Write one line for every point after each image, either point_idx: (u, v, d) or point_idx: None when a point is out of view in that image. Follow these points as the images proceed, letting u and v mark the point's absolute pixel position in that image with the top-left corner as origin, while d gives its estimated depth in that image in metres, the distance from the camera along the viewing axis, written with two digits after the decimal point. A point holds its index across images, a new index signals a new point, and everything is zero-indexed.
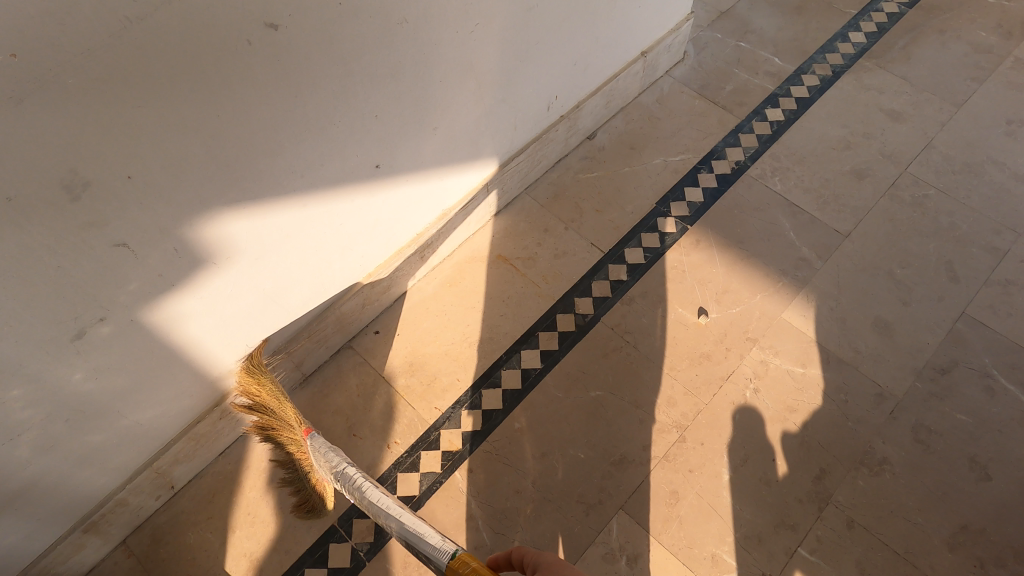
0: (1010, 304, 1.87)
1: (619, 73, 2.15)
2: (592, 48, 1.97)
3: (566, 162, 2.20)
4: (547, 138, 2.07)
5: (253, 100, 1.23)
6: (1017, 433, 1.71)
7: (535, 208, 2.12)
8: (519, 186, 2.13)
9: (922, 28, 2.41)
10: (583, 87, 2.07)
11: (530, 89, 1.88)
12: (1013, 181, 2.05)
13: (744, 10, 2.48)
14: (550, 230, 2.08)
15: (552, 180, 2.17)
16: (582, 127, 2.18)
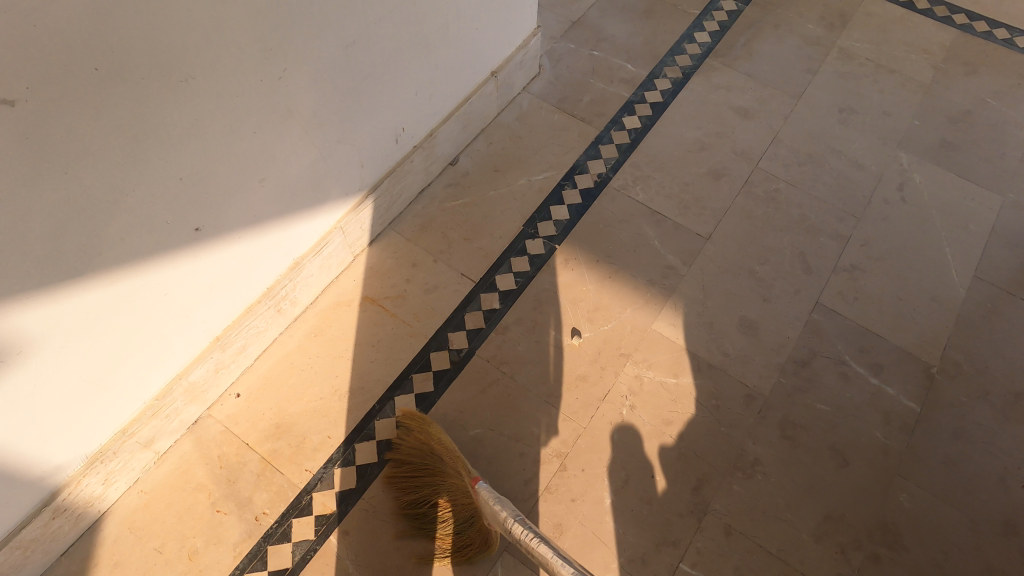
0: (858, 288, 1.96)
1: (472, 94, 2.11)
2: (436, 74, 1.91)
3: (430, 191, 2.14)
4: (404, 169, 2.00)
5: (13, 182, 1.08)
6: (873, 415, 1.78)
7: (401, 242, 2.05)
8: (382, 221, 2.05)
9: (760, 23, 2.58)
10: (434, 112, 2.00)
11: (374, 120, 1.78)
12: (850, 167, 2.20)
13: (595, 18, 2.55)
14: (418, 264, 2.02)
15: (417, 212, 2.11)
16: (442, 153, 2.12)
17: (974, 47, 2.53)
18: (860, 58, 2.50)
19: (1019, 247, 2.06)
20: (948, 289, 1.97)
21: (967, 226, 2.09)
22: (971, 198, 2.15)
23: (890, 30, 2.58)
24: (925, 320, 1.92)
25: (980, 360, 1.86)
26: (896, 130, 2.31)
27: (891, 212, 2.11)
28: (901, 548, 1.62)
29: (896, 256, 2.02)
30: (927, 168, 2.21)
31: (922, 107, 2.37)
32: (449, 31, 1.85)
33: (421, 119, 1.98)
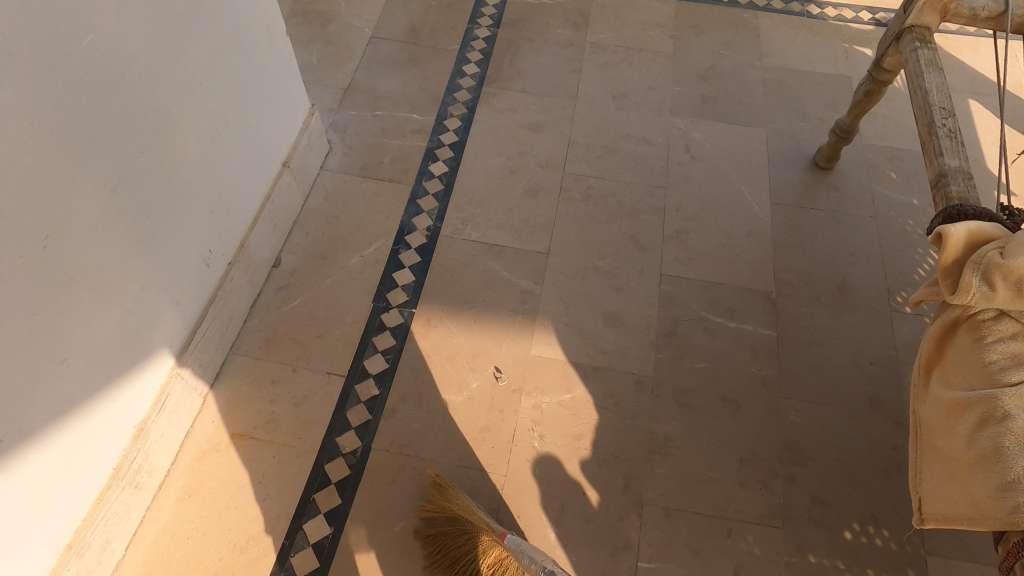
0: (689, 248, 2.12)
1: (271, 190, 2.01)
2: (227, 184, 1.79)
3: (263, 301, 2.01)
4: (226, 290, 1.85)
5: None
6: (743, 354, 1.93)
7: (250, 364, 1.90)
8: (222, 349, 1.88)
9: (516, 42, 2.74)
10: (237, 221, 1.87)
11: (177, 251, 1.63)
12: (641, 145, 2.39)
13: (364, 80, 2.55)
14: (278, 380, 1.88)
15: (257, 327, 1.97)
16: (261, 259, 2.00)
17: (695, 12, 2.87)
18: (611, 47, 2.73)
19: (793, 165, 2.34)
20: (757, 221, 2.19)
21: (750, 163, 2.34)
22: (743, 137, 2.42)
23: (625, 16, 2.85)
24: (750, 254, 2.11)
25: (804, 271, 2.08)
26: (664, 101, 2.55)
27: (689, 172, 2.31)
28: (808, 460, 1.77)
29: (708, 208, 2.22)
30: (701, 125, 2.46)
31: (675, 75, 2.64)
32: (227, 136, 1.74)
33: (227, 234, 1.85)
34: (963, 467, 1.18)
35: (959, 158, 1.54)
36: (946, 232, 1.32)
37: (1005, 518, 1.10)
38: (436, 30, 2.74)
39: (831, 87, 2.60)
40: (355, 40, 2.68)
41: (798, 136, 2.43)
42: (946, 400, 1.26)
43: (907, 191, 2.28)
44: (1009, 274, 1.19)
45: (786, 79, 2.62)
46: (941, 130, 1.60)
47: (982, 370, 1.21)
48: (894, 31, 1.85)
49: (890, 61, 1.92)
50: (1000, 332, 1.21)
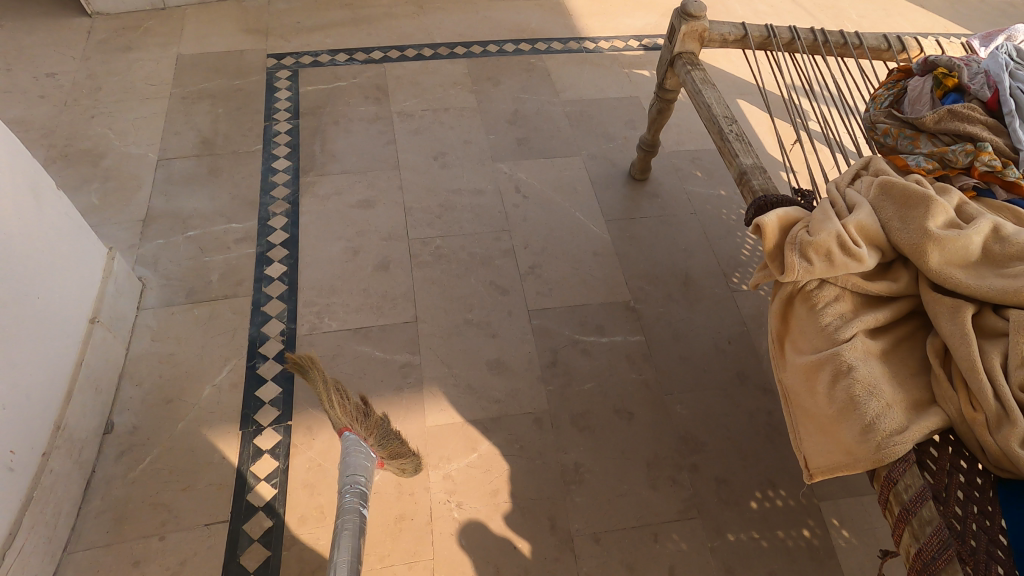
0: (546, 281, 2.21)
1: (82, 356, 1.79)
2: (20, 371, 1.56)
3: (100, 478, 1.77)
4: (45, 484, 1.60)
5: None
6: (621, 364, 2.02)
7: (101, 552, 1.66)
8: (55, 548, 1.62)
9: (322, 127, 2.73)
10: (44, 405, 1.63)
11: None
12: (473, 196, 2.47)
13: (164, 204, 2.40)
14: (142, 557, 1.65)
15: (100, 508, 1.72)
16: (86, 432, 1.76)
17: (486, 65, 3.04)
18: (418, 112, 2.82)
19: (614, 183, 2.54)
20: (597, 240, 2.33)
21: (576, 189, 2.50)
22: (563, 168, 2.59)
23: (422, 82, 2.96)
24: (601, 272, 2.24)
25: (653, 275, 2.24)
26: (483, 151, 2.66)
27: (526, 211, 2.42)
28: (704, 446, 1.88)
29: (552, 240, 2.33)
30: (524, 165, 2.59)
31: (486, 126, 2.77)
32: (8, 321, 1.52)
33: (37, 419, 1.61)
34: (831, 422, 1.34)
35: (751, 157, 1.82)
36: (764, 221, 1.50)
37: (875, 457, 1.25)
38: (232, 136, 2.66)
39: (623, 107, 2.87)
40: (140, 168, 2.52)
41: (610, 156, 2.64)
42: (801, 365, 1.44)
43: (712, 183, 2.56)
44: (819, 247, 1.40)
45: (584, 108, 2.85)
46: (730, 135, 1.88)
47: (822, 334, 1.41)
48: (665, 59, 2.13)
49: (670, 84, 2.19)
50: (826, 298, 1.44)
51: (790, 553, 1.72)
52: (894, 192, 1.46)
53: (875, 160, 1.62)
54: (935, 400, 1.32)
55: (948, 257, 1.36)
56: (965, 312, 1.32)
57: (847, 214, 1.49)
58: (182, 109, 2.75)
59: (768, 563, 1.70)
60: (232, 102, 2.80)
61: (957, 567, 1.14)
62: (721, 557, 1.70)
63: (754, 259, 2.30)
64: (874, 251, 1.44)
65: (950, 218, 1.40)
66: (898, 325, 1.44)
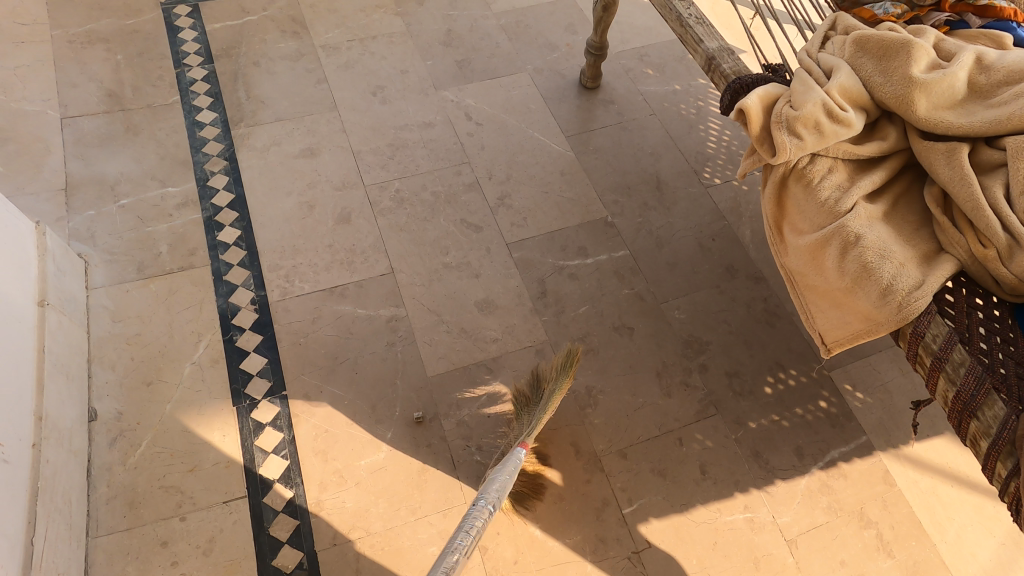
0: (519, 211, 2.12)
1: (42, 340, 1.61)
2: None
3: (99, 467, 1.63)
4: (45, 476, 1.48)
5: None
6: (611, 281, 1.99)
7: (124, 537, 1.55)
8: (75, 540, 1.51)
9: (241, 71, 2.46)
10: (18, 395, 1.48)
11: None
12: (424, 131, 2.31)
13: (83, 169, 2.13)
14: (168, 538, 1.56)
15: (108, 495, 1.60)
16: (70, 419, 1.61)
17: None
18: (343, 44, 2.58)
19: (567, 95, 2.43)
20: (562, 158, 2.25)
21: (529, 108, 2.38)
22: (511, 87, 2.44)
23: (340, 8, 2.69)
24: (572, 191, 2.17)
25: (624, 185, 2.18)
26: (423, 79, 2.47)
27: (482, 139, 2.29)
28: (708, 344, 1.89)
29: (517, 165, 2.22)
30: (469, 90, 2.43)
31: (420, 50, 2.57)
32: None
33: (12, 416, 1.45)
34: (845, 293, 1.31)
35: (716, 40, 1.69)
36: (747, 105, 1.40)
37: (898, 317, 1.24)
38: (139, 86, 2.36)
39: (561, 12, 2.70)
40: (41, 127, 2.21)
41: (557, 68, 2.51)
42: (802, 245, 1.39)
43: (665, 80, 2.49)
44: (807, 121, 1.34)
45: (520, 18, 2.67)
46: (690, 19, 1.74)
47: (822, 209, 1.36)
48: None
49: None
50: (820, 172, 1.38)
51: (812, 426, 1.80)
52: (870, 46, 1.40)
53: (841, 18, 1.54)
54: (941, 249, 1.31)
55: (935, 102, 1.32)
56: (961, 153, 1.29)
57: (826, 79, 1.42)
58: (72, 55, 2.41)
59: (791, 440, 1.77)
60: (131, 47, 2.47)
61: (996, 402, 1.15)
62: (746, 446, 1.76)
63: (721, 153, 2.27)
64: (860, 113, 1.38)
65: (932, 61, 1.35)
66: (893, 182, 1.40)
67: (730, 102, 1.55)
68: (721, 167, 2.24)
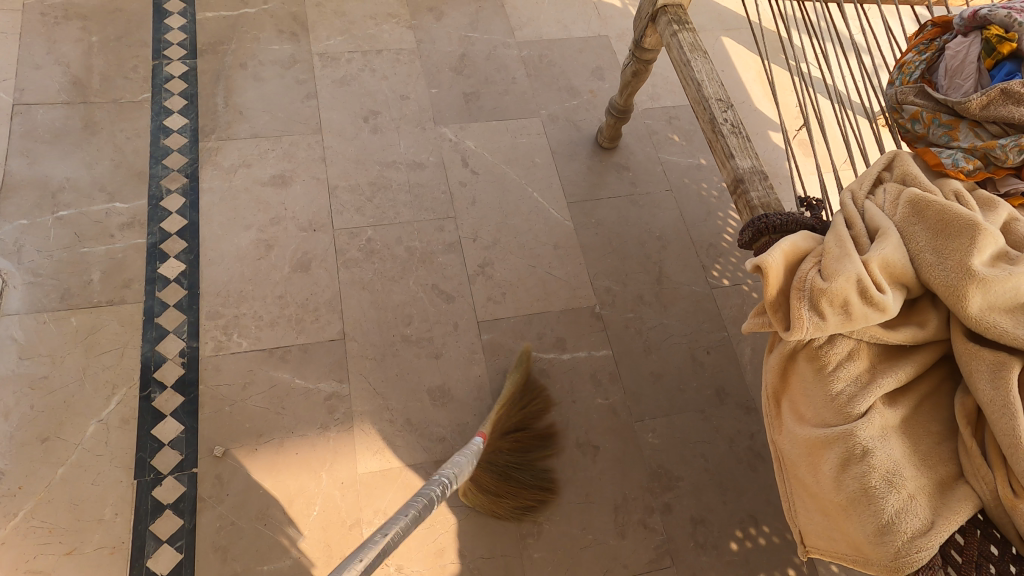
0: (499, 284, 1.90)
1: None
2: None
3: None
4: None
5: None
6: (585, 387, 1.79)
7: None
8: None
9: (225, 72, 2.18)
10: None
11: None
12: (411, 172, 2.06)
13: (26, 168, 1.91)
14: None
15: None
16: None
17: None
18: (343, 55, 2.27)
19: (578, 153, 2.18)
20: (559, 229, 2.03)
21: (534, 162, 2.14)
22: (517, 134, 2.19)
23: (349, 11, 2.37)
24: (563, 269, 1.96)
25: (621, 274, 1.97)
26: (423, 110, 2.20)
27: (474, 191, 2.05)
28: (677, 481, 1.70)
29: (505, 228, 2.00)
30: (472, 130, 2.17)
31: (428, 74, 2.28)
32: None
33: None
34: (837, 510, 1.02)
35: (749, 156, 1.41)
36: (765, 262, 1.07)
37: (890, 565, 0.95)
38: (110, 78, 2.10)
39: (591, 51, 2.42)
40: None
41: (574, 118, 2.25)
42: (799, 434, 1.09)
43: (692, 151, 2.23)
44: (834, 298, 1.00)
45: (544, 52, 2.38)
46: (724, 125, 1.46)
47: (831, 404, 1.04)
48: (647, 12, 1.70)
49: (650, 40, 1.77)
50: (837, 356, 1.05)
51: None
52: (928, 213, 1.03)
53: (900, 155, 1.16)
54: (963, 475, 0.99)
55: (991, 302, 0.96)
56: (1011, 372, 0.94)
57: (866, 240, 1.06)
58: (42, 31, 2.14)
59: None
60: (110, 28, 2.19)
61: None
62: None
63: (735, 252, 2.07)
64: (900, 293, 1.03)
65: (1000, 249, 0.99)
66: (921, 376, 1.07)
67: (750, 238, 1.27)
68: (733, 265, 2.05)
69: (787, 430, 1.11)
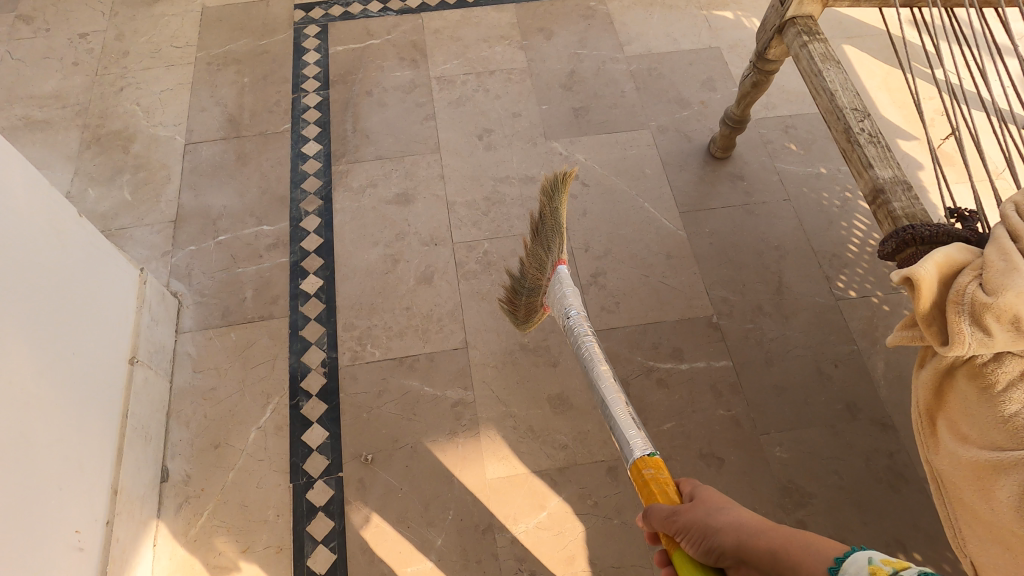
0: (613, 293, 1.93)
1: (127, 404, 1.58)
2: (64, 452, 1.36)
3: (163, 536, 1.60)
4: (115, 555, 1.45)
5: None
6: (705, 398, 1.79)
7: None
8: None
9: (353, 101, 2.34)
10: (101, 466, 1.46)
11: (41, 547, 1.25)
12: (525, 186, 2.12)
13: (193, 199, 2.11)
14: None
15: (169, 569, 1.57)
16: (144, 486, 1.59)
17: (537, 12, 2.54)
18: (458, 78, 2.39)
19: (690, 163, 2.18)
20: (671, 239, 2.04)
21: (644, 173, 2.16)
22: (628, 145, 2.22)
23: (463, 36, 2.49)
24: (677, 278, 1.97)
25: (737, 283, 1.96)
26: (534, 126, 2.26)
27: (585, 204, 2.09)
28: (811, 498, 1.66)
29: (617, 238, 2.03)
30: (582, 143, 2.22)
31: (538, 91, 2.35)
32: (49, 370, 1.35)
33: (91, 496, 1.42)
34: (1019, 542, 0.97)
35: (891, 166, 1.37)
36: (917, 275, 1.02)
37: None
38: (258, 113, 2.31)
39: (700, 63, 2.41)
40: (168, 154, 2.21)
41: (684, 128, 2.26)
42: (968, 457, 1.05)
43: (809, 160, 2.19)
44: (1002, 314, 0.95)
45: (652, 65, 2.40)
46: (861, 135, 1.43)
47: (1004, 426, 1.00)
48: (773, 24, 1.69)
49: (774, 53, 1.76)
50: (1008, 375, 1.00)
51: None
52: None
53: None
54: None
55: None
56: None
57: None
58: (207, 78, 2.38)
59: None
60: (260, 69, 2.41)
61: None
62: None
63: (862, 260, 2.00)
64: None
65: None
66: None
67: (893, 250, 1.24)
68: (859, 274, 1.99)
69: (951, 451, 1.07)
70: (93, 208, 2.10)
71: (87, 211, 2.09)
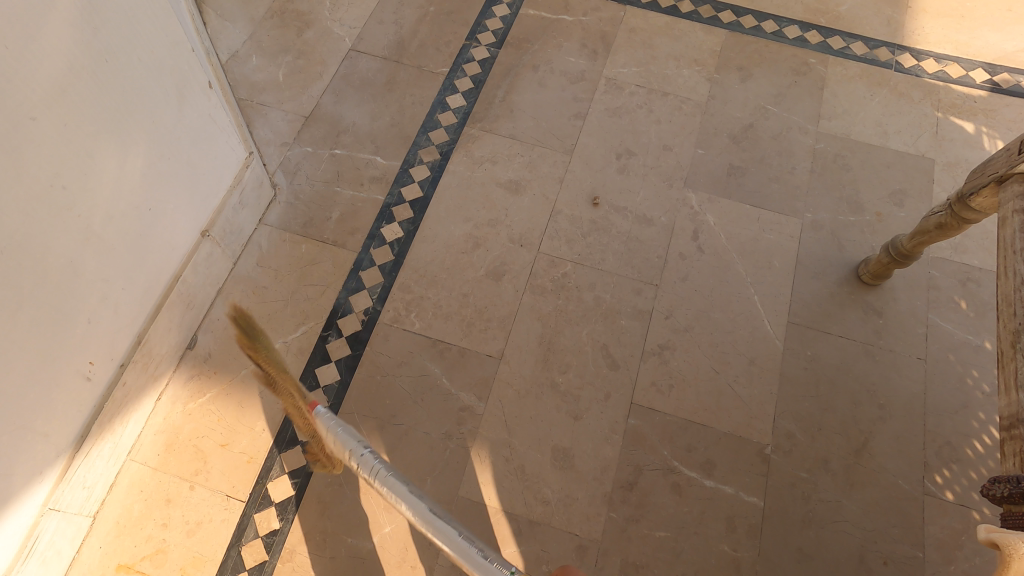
0: (671, 373, 1.76)
1: (183, 269, 1.67)
2: (108, 290, 1.45)
3: (167, 397, 1.71)
4: (115, 398, 1.55)
5: None
6: (716, 526, 1.60)
7: (147, 475, 1.64)
8: (117, 458, 1.62)
9: (517, 69, 2.25)
10: (134, 315, 1.56)
11: (56, 371, 1.36)
12: (638, 225, 1.97)
13: (330, 105, 2.16)
14: (173, 500, 1.61)
15: (158, 428, 1.68)
16: (168, 346, 1.69)
17: (745, 48, 2.30)
18: (629, 87, 2.23)
19: (827, 273, 1.92)
20: (763, 343, 1.81)
21: (770, 264, 1.92)
22: (767, 227, 1.98)
23: (656, 46, 2.31)
24: (749, 388, 1.75)
25: (812, 422, 1.72)
26: (679, 167, 2.08)
27: (690, 269, 1.90)
28: None
29: (706, 319, 1.84)
30: (719, 205, 2.02)
31: (702, 132, 2.15)
32: (122, 219, 1.43)
33: (115, 337, 1.51)
34: None
35: None
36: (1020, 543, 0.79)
37: None
38: (426, 46, 2.29)
39: (897, 165, 2.09)
40: (331, 52, 2.26)
41: (841, 234, 1.98)
42: None
43: (975, 324, 1.84)
44: None
45: (842, 152, 2.12)
46: None
47: None
48: (996, 171, 1.31)
49: (981, 202, 1.39)
50: None
51: None
52: None
53: None
54: None
55: None
56: None
57: None
58: None
59: None
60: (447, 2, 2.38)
61: None
62: None
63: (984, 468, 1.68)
64: None
65: None
66: None
67: (1003, 496, 0.89)
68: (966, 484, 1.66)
69: None
70: (248, 73, 2.22)
71: (243, 74, 2.22)
